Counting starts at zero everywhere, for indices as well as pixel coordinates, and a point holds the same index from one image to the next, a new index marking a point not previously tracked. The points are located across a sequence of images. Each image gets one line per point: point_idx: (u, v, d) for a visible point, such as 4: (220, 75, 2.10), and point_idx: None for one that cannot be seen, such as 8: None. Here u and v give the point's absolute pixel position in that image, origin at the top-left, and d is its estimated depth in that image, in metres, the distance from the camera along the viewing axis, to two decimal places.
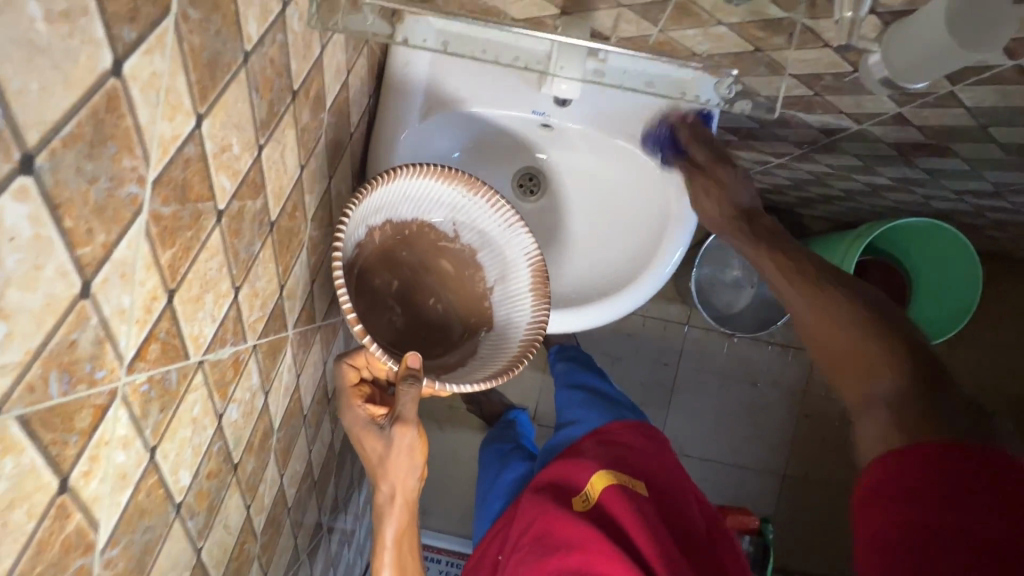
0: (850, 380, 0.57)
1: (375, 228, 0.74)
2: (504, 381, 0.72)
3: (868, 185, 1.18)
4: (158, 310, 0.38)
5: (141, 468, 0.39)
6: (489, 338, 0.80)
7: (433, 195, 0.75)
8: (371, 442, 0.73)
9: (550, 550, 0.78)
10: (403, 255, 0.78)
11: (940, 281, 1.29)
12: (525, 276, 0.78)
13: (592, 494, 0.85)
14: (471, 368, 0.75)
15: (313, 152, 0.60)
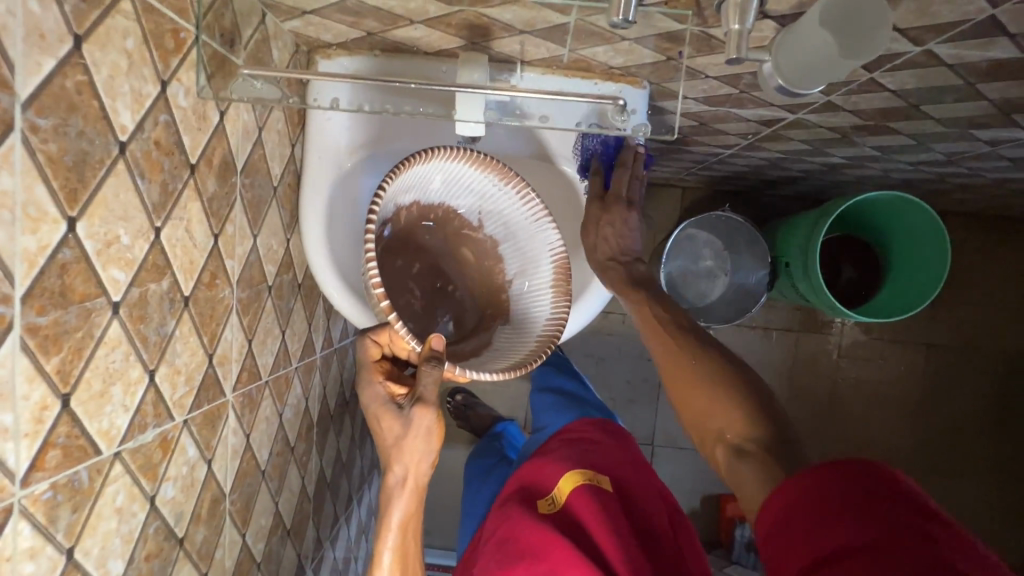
0: (708, 424, 0.63)
1: (404, 207, 0.77)
2: (520, 374, 0.73)
3: (825, 165, 1.16)
4: (51, 417, 0.38)
5: (57, 571, 0.40)
6: (507, 329, 0.82)
7: (465, 181, 0.77)
8: (389, 420, 0.73)
9: (515, 558, 0.77)
10: (424, 238, 0.81)
11: (907, 248, 1.25)
12: (548, 274, 0.80)
13: (561, 497, 0.85)
14: (488, 357, 0.77)
15: (228, 217, 0.60)
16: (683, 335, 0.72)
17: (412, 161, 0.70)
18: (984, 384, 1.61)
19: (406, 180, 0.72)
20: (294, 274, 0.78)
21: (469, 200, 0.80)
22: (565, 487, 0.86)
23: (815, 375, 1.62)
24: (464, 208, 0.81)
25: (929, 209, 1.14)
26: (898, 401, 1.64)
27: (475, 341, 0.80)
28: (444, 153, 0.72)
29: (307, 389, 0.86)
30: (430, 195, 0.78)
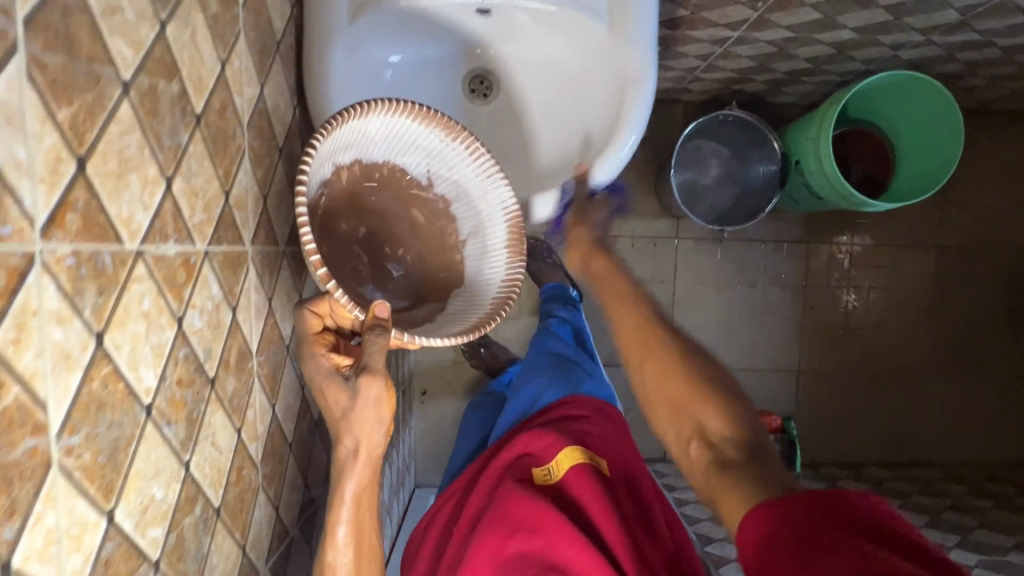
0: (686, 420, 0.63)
1: (343, 167, 0.65)
2: (479, 336, 0.65)
3: (833, 46, 1.13)
4: (68, 174, 0.35)
5: (89, 354, 0.37)
6: (460, 295, 0.71)
7: (410, 137, 0.68)
8: (334, 393, 0.63)
9: (509, 529, 0.71)
10: (369, 200, 0.69)
11: (924, 140, 1.25)
12: (500, 236, 0.72)
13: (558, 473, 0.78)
14: (439, 323, 0.67)
15: (234, 49, 0.56)
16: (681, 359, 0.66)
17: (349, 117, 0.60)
18: (999, 283, 1.61)
19: (339, 140, 0.62)
20: (303, 149, 0.74)
21: (416, 159, 0.70)
22: (562, 464, 0.79)
23: (828, 286, 1.62)
24: (411, 166, 0.70)
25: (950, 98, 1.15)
26: (914, 308, 1.63)
27: (427, 308, 0.69)
28: (386, 106, 0.63)
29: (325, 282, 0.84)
30: (373, 151, 0.67)
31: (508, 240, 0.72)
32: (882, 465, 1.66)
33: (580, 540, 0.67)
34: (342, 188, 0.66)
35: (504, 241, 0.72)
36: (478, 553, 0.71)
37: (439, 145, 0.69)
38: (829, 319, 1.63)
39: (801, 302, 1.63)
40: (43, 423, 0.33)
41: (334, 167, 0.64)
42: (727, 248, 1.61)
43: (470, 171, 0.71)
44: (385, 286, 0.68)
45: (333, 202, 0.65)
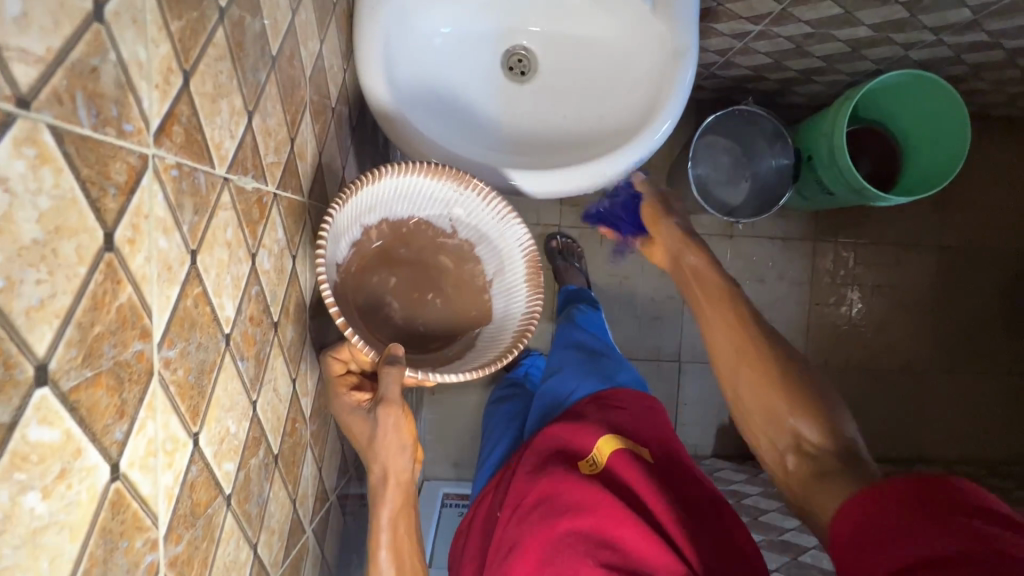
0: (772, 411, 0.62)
1: (370, 228, 0.66)
2: (497, 370, 0.63)
3: (848, 44, 1.17)
4: (176, 86, 0.35)
5: (185, 269, 0.37)
6: (487, 332, 0.71)
7: (425, 192, 0.67)
8: (359, 425, 0.60)
9: (556, 511, 0.70)
10: (400, 253, 0.69)
11: (931, 138, 1.29)
12: (521, 275, 0.71)
13: (600, 459, 0.77)
14: (463, 361, 0.66)
15: (302, 1, 0.56)
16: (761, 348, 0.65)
17: (357, 186, 0.60)
18: (997, 284, 1.66)
19: (355, 208, 0.63)
20: (349, 113, 0.74)
21: (434, 211, 0.69)
22: (603, 450, 0.78)
23: (834, 283, 1.65)
24: (432, 218, 0.70)
25: (957, 97, 1.19)
26: (915, 305, 1.67)
27: (456, 344, 0.69)
28: (398, 169, 0.63)
29: None
30: (396, 210, 0.67)
31: (527, 275, 0.71)
32: (887, 460, 1.68)
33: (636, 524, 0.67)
34: (373, 246, 0.67)
35: (524, 280, 0.71)
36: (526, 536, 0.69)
37: (453, 196, 0.68)
38: (834, 315, 1.67)
39: (807, 299, 1.66)
40: (148, 329, 0.33)
41: (359, 233, 0.65)
42: (736, 244, 1.63)
43: (485, 215, 0.70)
44: (411, 328, 0.68)
45: (362, 259, 0.66)
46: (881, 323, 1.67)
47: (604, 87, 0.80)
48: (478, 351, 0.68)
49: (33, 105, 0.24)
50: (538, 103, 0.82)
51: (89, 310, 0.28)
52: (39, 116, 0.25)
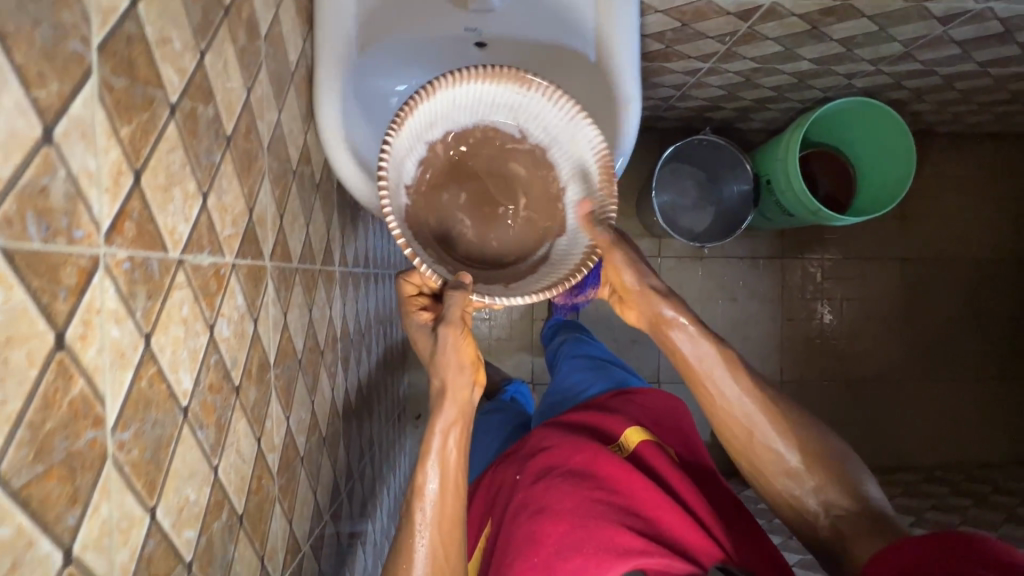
0: (774, 464, 0.73)
1: (436, 142, 0.73)
2: (558, 293, 0.66)
3: (794, 76, 1.24)
4: (126, 185, 0.38)
5: (139, 353, 0.39)
6: (561, 245, 0.73)
7: (489, 97, 0.71)
8: (422, 339, 0.75)
9: (590, 484, 0.73)
10: (469, 165, 0.75)
11: (884, 163, 1.34)
12: (593, 176, 0.72)
13: (629, 444, 0.83)
14: (532, 279, 0.70)
15: (257, 79, 0.60)
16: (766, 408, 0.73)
17: (416, 102, 0.67)
18: (957, 292, 1.72)
19: (420, 124, 0.70)
20: (313, 171, 0.77)
21: (501, 116, 0.74)
22: (633, 437, 0.84)
23: (803, 299, 1.70)
24: (500, 123, 0.74)
25: (898, 121, 1.25)
26: (883, 315, 1.72)
27: (528, 262, 0.73)
28: (459, 75, 0.68)
29: (330, 300, 0.86)
30: (460, 120, 0.73)
31: (601, 179, 0.71)
32: (868, 468, 1.70)
33: (673, 506, 0.70)
34: (441, 160, 0.74)
35: (596, 182, 0.71)
36: (558, 500, 0.72)
37: (517, 99, 0.71)
38: (806, 328, 1.71)
39: (780, 314, 1.71)
40: (101, 416, 0.35)
41: (427, 144, 0.72)
42: (707, 265, 1.68)
43: (552, 117, 0.72)
44: (490, 231, 0.74)
45: (432, 177, 0.74)
46: (853, 333, 1.71)
47: None
48: (546, 269, 0.71)
49: None
50: None
51: (40, 409, 0.30)
52: None
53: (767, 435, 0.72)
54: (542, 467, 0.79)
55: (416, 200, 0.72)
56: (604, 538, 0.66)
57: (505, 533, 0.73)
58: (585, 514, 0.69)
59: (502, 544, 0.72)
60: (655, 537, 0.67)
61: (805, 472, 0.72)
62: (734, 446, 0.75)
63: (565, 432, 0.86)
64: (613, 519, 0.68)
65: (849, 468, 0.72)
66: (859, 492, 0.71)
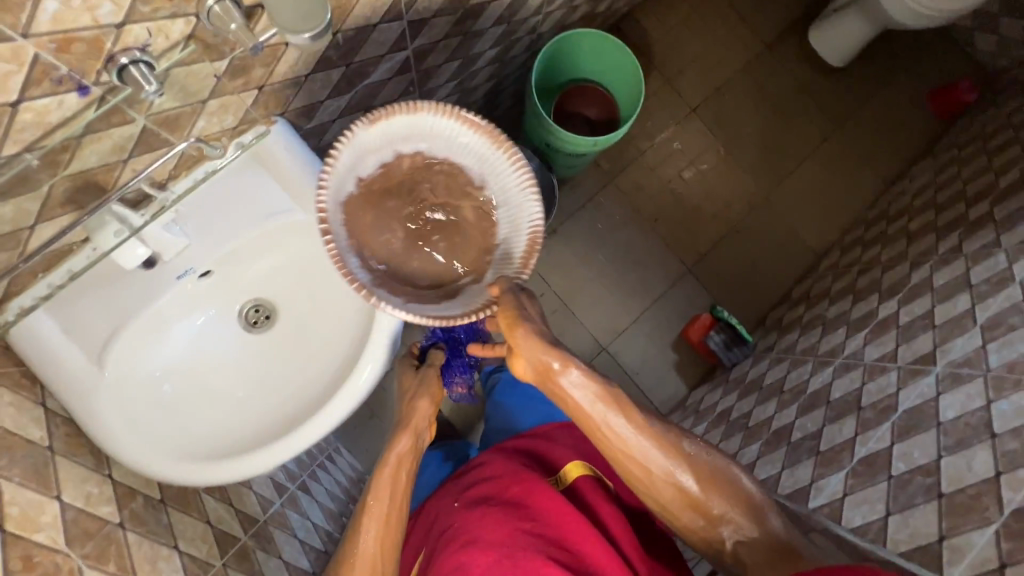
0: (677, 497, 0.69)
1: (398, 155, 0.69)
2: (438, 323, 0.63)
3: (494, 63, 1.30)
4: None
5: None
6: (472, 289, 0.70)
7: (457, 140, 0.69)
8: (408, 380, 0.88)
9: (522, 514, 0.72)
10: (424, 189, 0.71)
11: (617, 71, 1.46)
12: (522, 245, 0.70)
13: (567, 478, 0.82)
14: (439, 305, 0.67)
15: (5, 502, 0.57)
16: (659, 436, 0.68)
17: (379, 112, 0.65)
18: (750, 103, 1.87)
19: (372, 138, 0.66)
20: (159, 492, 0.76)
21: (468, 160, 0.70)
22: (573, 471, 0.82)
23: (651, 195, 1.80)
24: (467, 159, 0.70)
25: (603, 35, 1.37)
26: (715, 161, 1.84)
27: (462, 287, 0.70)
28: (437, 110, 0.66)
29: (257, 572, 0.82)
30: (436, 146, 0.69)
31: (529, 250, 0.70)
32: (798, 277, 1.82)
33: (597, 537, 0.69)
34: (390, 179, 0.70)
35: (520, 251, 0.70)
36: (487, 531, 0.70)
37: (484, 150, 0.69)
38: (673, 214, 1.80)
39: (646, 221, 1.79)
40: None
41: (359, 169, 0.68)
42: (565, 231, 1.75)
43: (509, 179, 0.70)
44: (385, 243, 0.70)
45: (383, 180, 0.70)
46: (707, 190, 1.82)
47: (332, 298, 0.86)
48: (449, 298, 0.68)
49: None
50: (293, 337, 0.88)
51: None
52: None
53: (664, 466, 0.68)
54: (481, 496, 0.77)
55: (342, 210, 0.67)
56: (530, 568, 0.65)
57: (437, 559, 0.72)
58: (513, 548, 0.67)
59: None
60: (577, 569, 0.66)
61: (704, 502, 0.69)
62: (643, 490, 0.70)
63: (510, 460, 0.85)
64: (541, 553, 0.66)
65: (741, 485, 0.70)
66: (747, 498, 0.70)
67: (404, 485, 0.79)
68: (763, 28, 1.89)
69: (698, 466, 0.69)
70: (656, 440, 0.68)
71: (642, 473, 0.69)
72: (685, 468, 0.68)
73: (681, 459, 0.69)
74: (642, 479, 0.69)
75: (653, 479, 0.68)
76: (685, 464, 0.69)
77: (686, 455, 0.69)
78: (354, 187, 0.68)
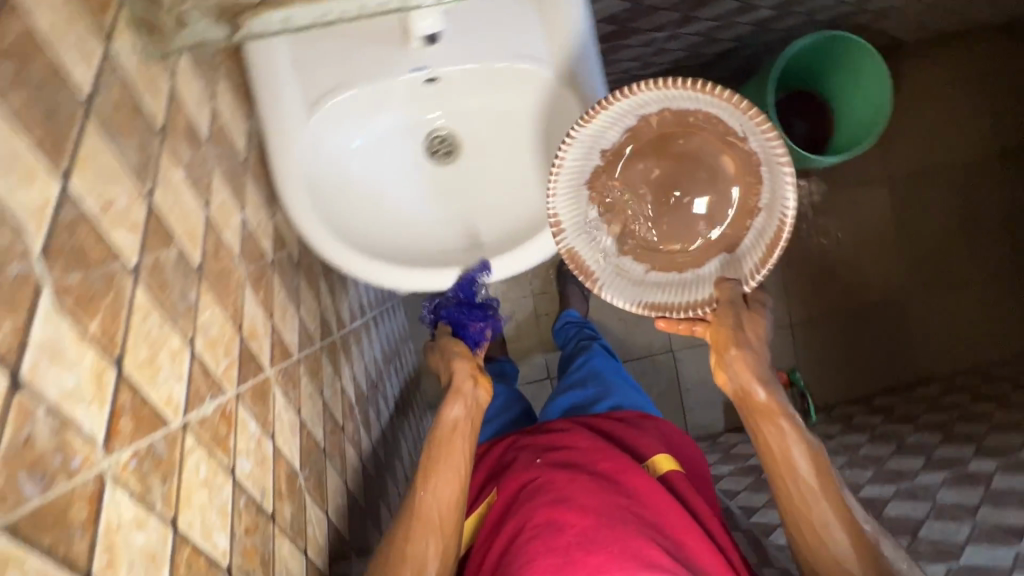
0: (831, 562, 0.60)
1: (650, 117, 0.65)
2: (648, 312, 0.67)
3: (755, 24, 1.19)
4: (112, 382, 0.36)
5: (169, 542, 0.38)
6: (688, 282, 0.68)
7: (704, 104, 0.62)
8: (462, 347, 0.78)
9: (618, 490, 0.61)
10: (678, 145, 0.67)
11: (861, 113, 1.32)
12: (763, 240, 0.64)
13: (657, 468, 0.71)
14: (659, 292, 0.68)
15: (212, 187, 0.57)
16: (827, 478, 0.61)
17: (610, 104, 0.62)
18: (951, 202, 1.71)
19: (604, 126, 0.65)
20: (289, 251, 0.75)
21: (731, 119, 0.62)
22: (663, 463, 0.72)
23: (800, 237, 1.70)
24: (728, 120, 0.63)
25: (885, 76, 1.23)
26: (880, 238, 1.71)
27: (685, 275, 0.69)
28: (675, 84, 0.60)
29: (337, 370, 0.84)
30: (684, 105, 0.63)
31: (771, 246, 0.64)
32: (885, 388, 1.73)
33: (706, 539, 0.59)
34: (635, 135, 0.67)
35: (761, 250, 0.64)
36: (578, 495, 0.59)
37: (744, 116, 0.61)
38: (808, 266, 1.71)
39: (780, 258, 1.71)
40: None
41: (605, 144, 0.67)
42: None
43: (767, 152, 0.61)
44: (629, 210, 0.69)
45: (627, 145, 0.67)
46: (855, 262, 1.71)
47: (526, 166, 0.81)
48: (679, 282, 0.68)
49: None
50: (467, 183, 0.84)
51: None
52: None
53: (836, 535, 0.59)
54: (560, 459, 0.67)
55: (590, 183, 0.68)
56: (631, 547, 0.53)
57: (510, 518, 0.61)
58: (613, 516, 0.57)
59: (507, 529, 0.60)
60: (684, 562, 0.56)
61: None
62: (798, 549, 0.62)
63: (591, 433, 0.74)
64: (646, 533, 0.56)
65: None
66: None
67: (465, 446, 0.69)
68: (1011, 133, 1.69)
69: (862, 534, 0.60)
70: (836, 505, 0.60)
71: (796, 512, 0.61)
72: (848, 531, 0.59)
73: (847, 520, 0.60)
74: (791, 518, 0.62)
75: (807, 526, 0.61)
76: (850, 523, 0.60)
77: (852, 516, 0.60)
78: (602, 160, 0.68)
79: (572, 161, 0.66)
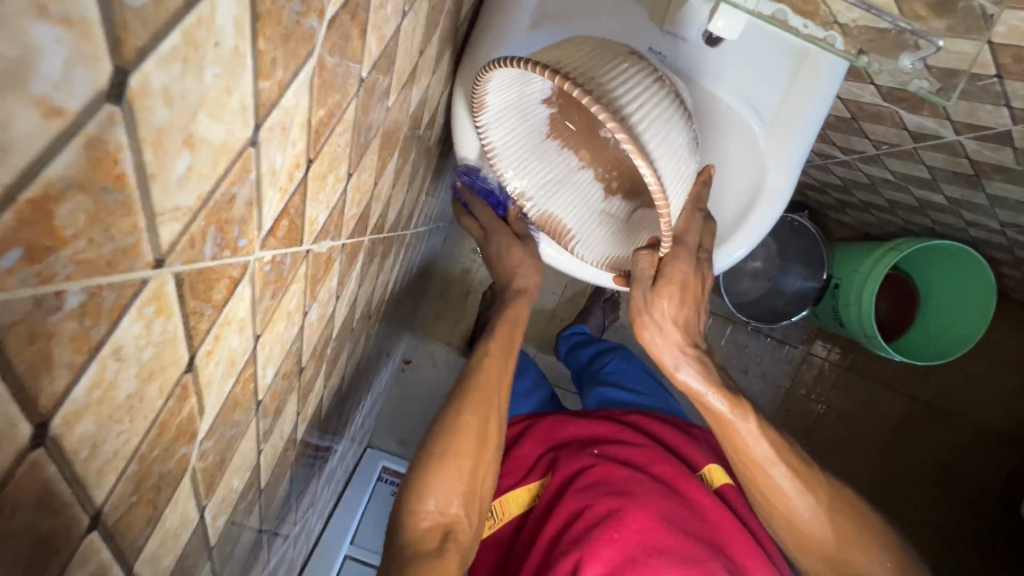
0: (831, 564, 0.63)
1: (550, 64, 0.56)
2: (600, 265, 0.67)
3: (918, 201, 1.16)
4: (297, 180, 0.32)
5: (246, 356, 0.35)
6: (636, 228, 0.64)
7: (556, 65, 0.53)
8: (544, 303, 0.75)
9: (677, 498, 0.63)
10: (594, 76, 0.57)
11: (940, 334, 1.31)
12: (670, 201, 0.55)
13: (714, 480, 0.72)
14: (608, 238, 0.66)
15: (431, 39, 0.52)
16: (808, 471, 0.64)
17: (482, 89, 0.57)
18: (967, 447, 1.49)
19: (509, 96, 0.58)
20: (430, 135, 0.71)
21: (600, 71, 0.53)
22: (716, 475, 0.72)
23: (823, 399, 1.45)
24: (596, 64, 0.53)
25: (988, 316, 1.21)
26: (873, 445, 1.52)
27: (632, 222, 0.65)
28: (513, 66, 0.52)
29: (391, 263, 0.81)
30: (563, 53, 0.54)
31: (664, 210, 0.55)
32: None
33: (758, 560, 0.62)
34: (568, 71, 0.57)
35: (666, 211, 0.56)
36: (643, 493, 0.61)
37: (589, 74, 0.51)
38: (817, 431, 1.45)
39: (792, 404, 1.46)
40: (196, 430, 0.31)
41: (542, 97, 0.60)
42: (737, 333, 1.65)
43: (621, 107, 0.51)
44: (604, 147, 0.62)
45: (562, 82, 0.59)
46: (868, 459, 1.44)
47: None
48: (629, 233, 0.65)
49: (167, 261, 0.22)
50: None
51: (153, 436, 0.27)
52: (168, 269, 0.23)
53: (822, 529, 0.63)
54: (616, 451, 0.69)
55: (550, 132, 0.62)
56: (683, 555, 0.57)
57: (572, 495, 0.63)
58: (679, 526, 0.59)
59: (569, 500, 0.63)
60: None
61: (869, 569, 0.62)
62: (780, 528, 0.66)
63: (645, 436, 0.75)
64: (706, 552, 0.58)
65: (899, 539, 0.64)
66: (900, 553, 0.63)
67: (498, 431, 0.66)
68: None
69: (841, 514, 0.63)
70: (795, 481, 0.63)
71: (783, 528, 0.65)
72: (829, 528, 0.63)
73: (834, 516, 0.63)
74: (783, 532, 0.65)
75: (797, 536, 0.64)
76: (831, 515, 0.63)
77: (833, 508, 0.63)
78: (551, 108, 0.61)
79: (501, 139, 0.62)
